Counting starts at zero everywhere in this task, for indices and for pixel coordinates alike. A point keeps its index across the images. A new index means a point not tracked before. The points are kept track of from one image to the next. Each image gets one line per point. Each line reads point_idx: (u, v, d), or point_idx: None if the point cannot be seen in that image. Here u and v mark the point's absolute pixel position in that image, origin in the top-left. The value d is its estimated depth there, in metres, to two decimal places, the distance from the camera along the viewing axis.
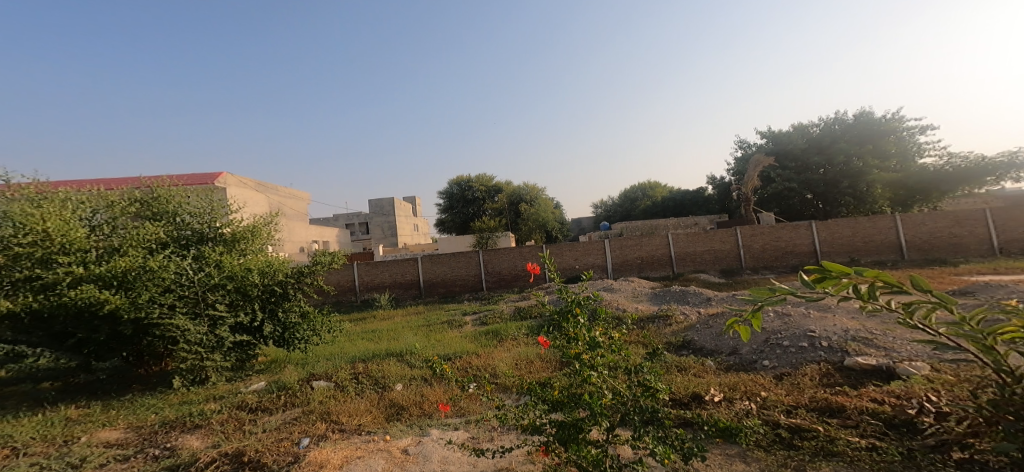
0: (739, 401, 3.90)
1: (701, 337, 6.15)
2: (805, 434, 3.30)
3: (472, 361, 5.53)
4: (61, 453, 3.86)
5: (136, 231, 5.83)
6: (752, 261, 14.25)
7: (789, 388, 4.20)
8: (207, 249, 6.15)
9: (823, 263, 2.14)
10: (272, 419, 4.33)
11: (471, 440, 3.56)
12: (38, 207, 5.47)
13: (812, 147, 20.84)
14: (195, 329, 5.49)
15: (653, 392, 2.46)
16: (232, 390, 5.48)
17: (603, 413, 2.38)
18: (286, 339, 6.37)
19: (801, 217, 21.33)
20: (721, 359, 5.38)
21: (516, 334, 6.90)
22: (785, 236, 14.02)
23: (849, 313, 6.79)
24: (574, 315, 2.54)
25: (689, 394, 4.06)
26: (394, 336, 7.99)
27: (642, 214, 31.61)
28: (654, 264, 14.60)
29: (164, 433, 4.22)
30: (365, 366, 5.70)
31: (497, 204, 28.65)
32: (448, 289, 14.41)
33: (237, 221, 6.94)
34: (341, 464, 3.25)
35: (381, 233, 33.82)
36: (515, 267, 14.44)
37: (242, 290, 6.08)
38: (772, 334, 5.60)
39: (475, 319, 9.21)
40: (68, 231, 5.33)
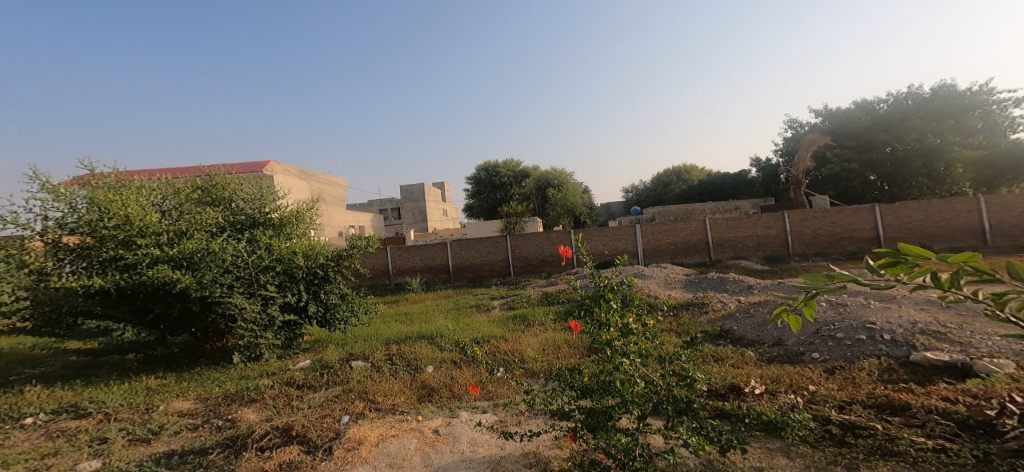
0: (783, 394, 3.74)
1: (740, 326, 5.94)
2: (860, 432, 3.13)
3: (500, 345, 5.58)
4: (144, 419, 4.22)
5: (199, 216, 6.26)
6: (802, 248, 13.55)
7: (844, 383, 3.98)
8: (259, 234, 6.54)
9: (897, 247, 1.92)
10: (316, 396, 4.57)
11: (499, 423, 3.61)
12: (118, 194, 5.93)
13: (877, 126, 19.41)
14: (251, 307, 5.86)
15: (689, 382, 2.40)
16: (280, 367, 5.80)
17: (635, 400, 2.34)
18: (327, 319, 6.67)
19: (863, 200, 19.94)
20: (763, 350, 5.16)
21: (544, 320, 6.90)
22: (842, 221, 13.19)
23: (918, 304, 6.33)
24: (606, 300, 2.51)
25: (726, 385, 3.94)
26: (425, 318, 8.20)
27: (678, 199, 30.62)
28: (689, 250, 14.16)
29: (227, 405, 4.55)
30: (399, 348, 5.89)
31: (525, 189, 28.79)
32: (476, 274, 14.58)
33: (283, 206, 7.32)
34: (377, 441, 3.39)
35: (413, 218, 34.51)
36: (542, 252, 14.39)
37: (288, 272, 6.41)
38: (824, 325, 5.32)
39: (503, 304, 9.30)
40: (144, 216, 5.75)
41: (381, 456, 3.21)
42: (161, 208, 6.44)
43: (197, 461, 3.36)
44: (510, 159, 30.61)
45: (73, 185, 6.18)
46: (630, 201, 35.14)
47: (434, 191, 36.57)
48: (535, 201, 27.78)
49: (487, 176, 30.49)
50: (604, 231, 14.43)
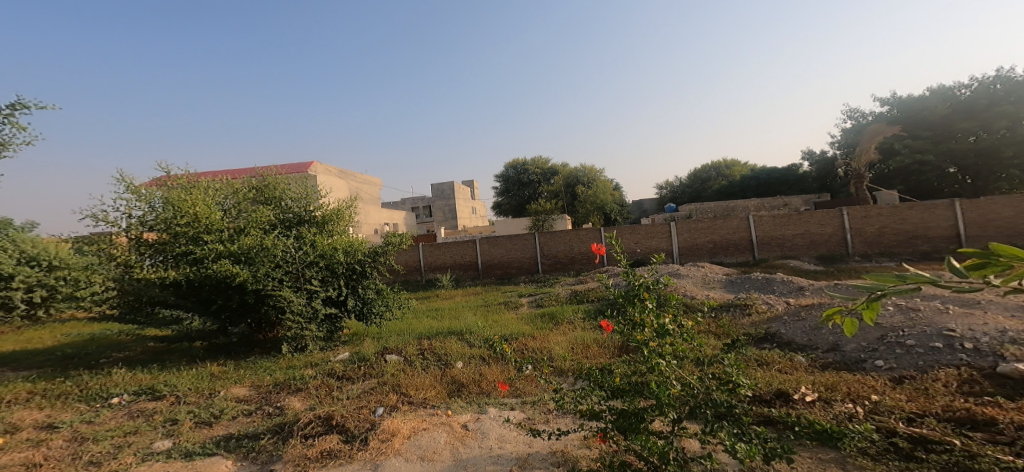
0: (839, 403, 3.51)
1: (789, 330, 5.63)
2: (933, 446, 2.88)
3: (529, 343, 5.57)
4: (207, 403, 4.55)
5: (254, 214, 6.68)
6: (864, 247, 12.63)
7: (914, 394, 3.67)
8: (304, 231, 6.88)
9: (995, 245, 1.55)
10: (353, 388, 4.74)
11: (527, 420, 3.62)
12: (187, 193, 6.44)
13: (958, 113, 17.62)
14: (298, 300, 6.19)
15: (733, 386, 2.29)
16: (321, 358, 6.06)
17: (672, 404, 2.28)
18: (364, 313, 6.82)
19: (936, 194, 18.30)
20: (817, 356, 4.85)
21: (572, 318, 6.87)
22: (912, 218, 12.19)
23: (1008, 310, 5.71)
24: (641, 299, 2.43)
25: (772, 391, 3.74)
26: (454, 314, 8.34)
27: (717, 195, 29.47)
28: (729, 249, 13.52)
29: (276, 393, 4.82)
30: (430, 343, 6.01)
31: (553, 186, 29.05)
32: (505, 271, 14.64)
33: (325, 204, 7.64)
34: (409, 434, 3.47)
35: (443, 216, 35.18)
36: (572, 250, 14.30)
37: (331, 268, 6.70)
38: (892, 331, 4.93)
39: (531, 301, 9.30)
40: (209, 214, 6.20)
41: (413, 448, 3.28)
42: (223, 207, 6.92)
43: (250, 445, 3.56)
44: (538, 157, 31.21)
45: (152, 187, 6.75)
46: (664, 198, 34.30)
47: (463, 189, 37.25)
48: (563, 198, 27.96)
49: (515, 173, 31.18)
50: (637, 228, 13.99)
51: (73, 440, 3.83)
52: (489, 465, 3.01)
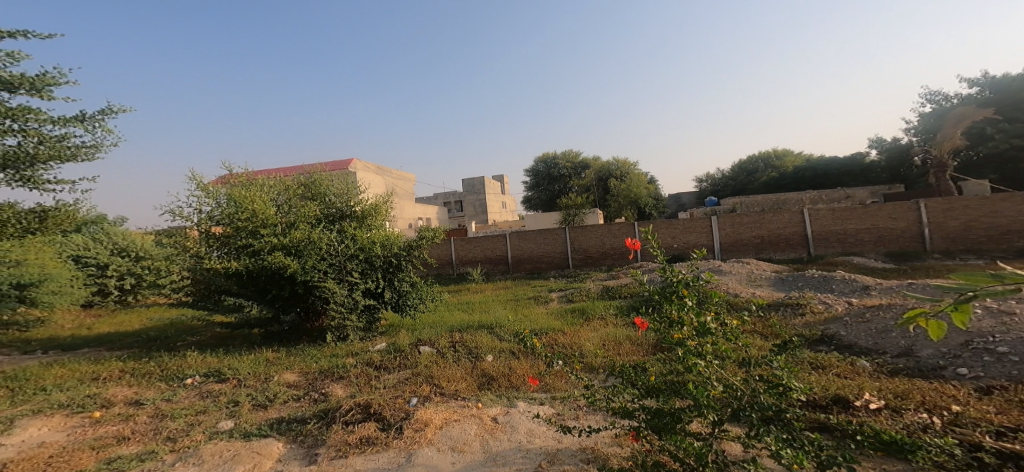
0: (909, 412, 3.27)
1: (850, 332, 5.25)
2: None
3: (559, 337, 5.64)
4: (262, 388, 4.87)
5: (303, 210, 7.07)
6: (946, 243, 11.64)
7: (1000, 405, 3.32)
8: (346, 225, 7.14)
9: None
10: (390, 377, 4.89)
11: (557, 416, 3.67)
12: (246, 191, 6.90)
13: None
14: (340, 292, 6.46)
15: (783, 390, 2.28)
16: (360, 348, 6.27)
17: (713, 406, 2.26)
18: (400, 305, 7.16)
19: None
20: (883, 361, 4.48)
21: (604, 313, 6.91)
22: (1007, 211, 11.11)
23: None
24: (680, 296, 2.38)
25: (829, 396, 3.57)
26: (485, 307, 8.50)
27: (764, 188, 28.00)
28: (779, 245, 12.97)
29: (322, 380, 5.07)
30: (461, 336, 6.14)
31: (583, 180, 28.48)
32: (535, 265, 14.62)
33: (365, 200, 7.89)
34: (441, 424, 3.58)
35: (473, 211, 36.33)
36: (603, 245, 14.16)
37: (369, 261, 6.94)
38: (979, 336, 4.44)
39: (560, 296, 9.35)
40: (263, 210, 6.59)
41: (444, 439, 3.38)
42: (276, 203, 7.35)
43: (298, 429, 3.76)
44: (569, 150, 31.03)
45: (218, 185, 7.28)
46: (704, 190, 33.03)
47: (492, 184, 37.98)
48: (595, 191, 27.55)
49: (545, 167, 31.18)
50: (676, 223, 13.65)
51: (153, 417, 4.24)
52: (518, 459, 3.08)
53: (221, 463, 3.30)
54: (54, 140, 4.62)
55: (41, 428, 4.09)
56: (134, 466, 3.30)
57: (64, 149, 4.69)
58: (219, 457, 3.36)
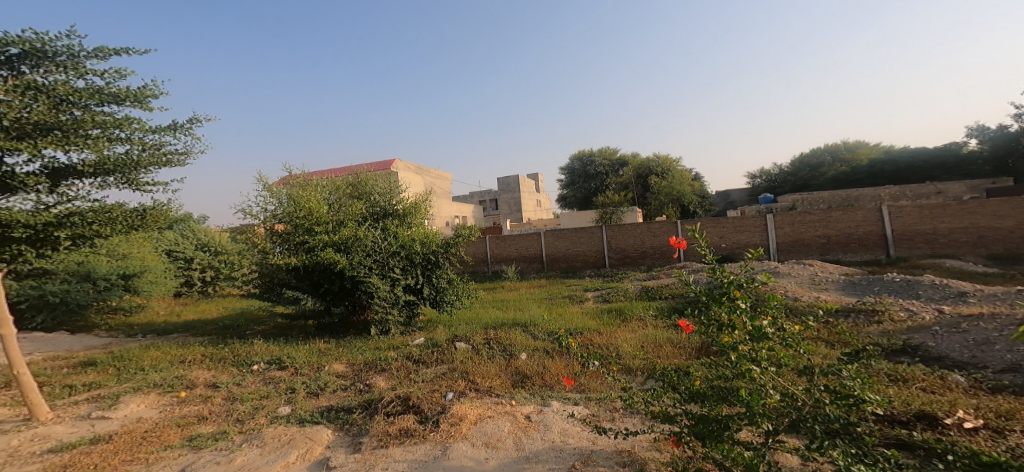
0: (1012, 434, 2.96)
1: (942, 343, 4.73)
2: None
3: (594, 338, 5.67)
4: (314, 377, 5.15)
5: (351, 208, 7.43)
6: None
7: None
8: (389, 223, 7.42)
9: None
10: (427, 372, 5.00)
11: (592, 417, 3.68)
12: (302, 192, 7.33)
13: None
14: (383, 287, 6.73)
15: (855, 402, 2.23)
16: (400, 342, 6.43)
17: (766, 413, 2.34)
18: (438, 301, 7.32)
19: None
20: (982, 375, 4.00)
21: (642, 315, 6.87)
22: None
23: None
24: (731, 297, 2.44)
25: (912, 412, 3.28)
26: (519, 305, 8.55)
27: (833, 183, 25.91)
28: (851, 246, 12.06)
29: (366, 371, 5.26)
30: (495, 333, 6.22)
31: (621, 179, 27.53)
32: (570, 264, 14.74)
33: (405, 199, 8.14)
34: (475, 420, 3.64)
35: (508, 209, 37.13)
36: (643, 245, 13.89)
37: (409, 258, 7.15)
38: None
39: (597, 296, 9.28)
40: (317, 209, 6.98)
41: (478, 434, 3.44)
42: (328, 202, 7.75)
43: (344, 417, 3.94)
44: (608, 148, 30.38)
45: (280, 186, 7.79)
46: (760, 185, 31.12)
47: (527, 183, 38.24)
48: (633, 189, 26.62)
49: (581, 165, 30.64)
50: (725, 222, 13.24)
51: (226, 399, 4.64)
52: (553, 458, 3.10)
53: (277, 447, 3.51)
54: (153, 148, 5.14)
55: (140, 405, 4.62)
56: (210, 444, 3.62)
57: (161, 155, 5.21)
58: (278, 440, 3.61)
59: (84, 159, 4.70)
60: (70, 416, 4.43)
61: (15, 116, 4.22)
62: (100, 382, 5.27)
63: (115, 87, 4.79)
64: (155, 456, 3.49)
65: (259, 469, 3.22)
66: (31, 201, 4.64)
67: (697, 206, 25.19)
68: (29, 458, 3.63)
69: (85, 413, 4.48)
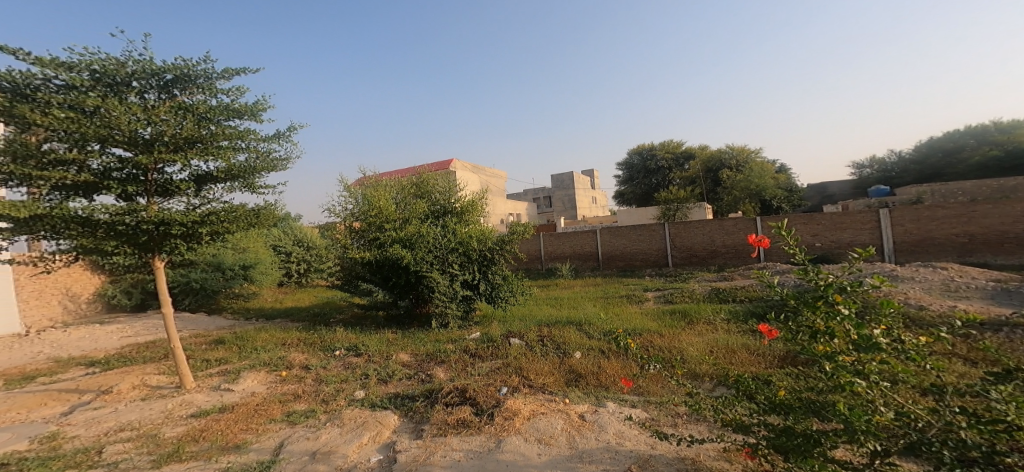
0: None
1: None
2: None
3: (655, 340, 5.47)
4: (383, 365, 5.45)
5: (415, 207, 7.78)
6: None
7: None
8: (449, 221, 7.67)
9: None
10: (483, 365, 5.09)
11: (651, 421, 3.56)
12: (374, 191, 7.76)
13: None
14: (443, 282, 7.00)
15: (1002, 430, 1.93)
16: (459, 335, 6.62)
17: (872, 431, 2.12)
18: (493, 296, 7.48)
19: None
20: None
21: (710, 318, 6.47)
22: None
23: None
24: (829, 302, 2.19)
25: None
26: (573, 303, 8.46)
27: (973, 171, 22.39)
28: (1004, 246, 10.34)
29: (427, 362, 5.48)
30: (549, 330, 6.19)
31: (688, 171, 25.96)
32: (628, 263, 14.35)
33: (463, 196, 8.36)
34: (529, 416, 3.67)
35: (563, 206, 36.67)
36: (712, 243, 13.02)
37: (466, 254, 7.36)
38: None
39: (658, 296, 8.88)
40: (385, 208, 7.41)
41: (532, 430, 3.46)
42: (397, 201, 8.14)
43: (408, 405, 4.16)
44: (670, 141, 28.62)
45: (357, 186, 8.32)
46: (872, 176, 27.77)
47: (582, 179, 37.76)
48: (702, 184, 24.97)
49: (640, 160, 29.12)
50: (819, 219, 12.08)
51: (316, 380, 5.10)
52: (606, 459, 3.05)
53: (353, 428, 3.79)
54: (265, 155, 5.76)
55: (254, 380, 5.23)
56: (302, 421, 4.01)
57: (272, 161, 5.83)
58: (353, 421, 3.89)
59: (217, 167, 5.40)
60: (206, 386, 5.14)
61: (172, 133, 4.96)
62: (227, 358, 6.06)
63: (237, 104, 5.41)
64: (263, 428, 3.94)
65: (338, 447, 3.49)
66: (183, 202, 5.43)
67: (784, 201, 23.10)
68: (177, 420, 4.27)
69: (217, 385, 5.18)
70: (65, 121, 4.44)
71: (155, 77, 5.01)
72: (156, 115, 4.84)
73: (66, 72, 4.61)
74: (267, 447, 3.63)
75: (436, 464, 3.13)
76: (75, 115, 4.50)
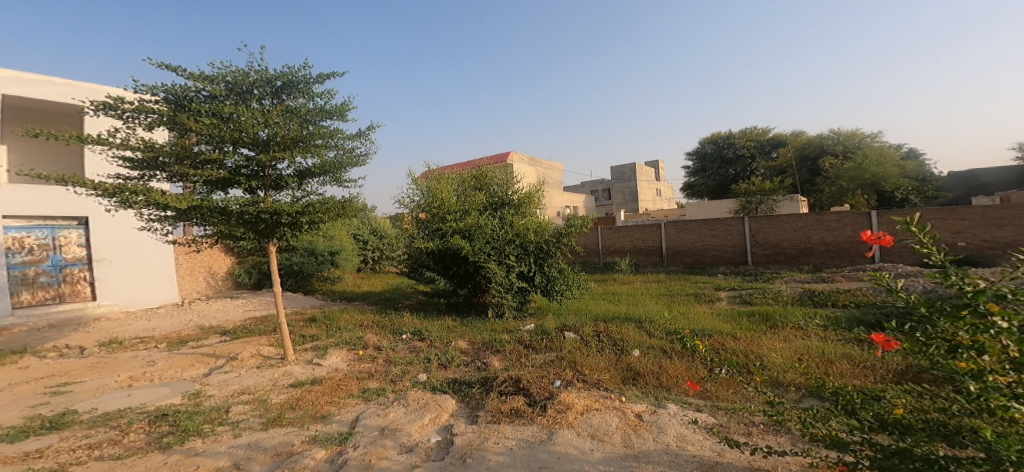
0: None
1: None
2: None
3: (727, 343, 5.17)
4: (442, 351, 5.63)
5: (473, 199, 7.91)
6: None
7: None
8: (506, 213, 7.76)
9: None
10: (537, 357, 5.09)
11: (720, 428, 3.38)
12: (436, 183, 8.01)
13: None
14: (500, 273, 7.10)
15: None
16: (513, 326, 6.67)
17: None
18: (549, 289, 7.46)
19: None
20: None
21: (802, 323, 5.97)
22: None
23: None
24: (977, 313, 1.91)
25: None
26: (633, 300, 8.21)
27: None
28: None
29: (482, 350, 5.59)
30: (607, 326, 6.06)
31: (777, 161, 24.04)
32: (697, 260, 13.72)
33: (520, 189, 8.41)
34: (582, 411, 3.64)
35: (623, 199, 35.67)
36: (808, 240, 11.91)
37: (523, 246, 7.39)
38: None
39: (733, 296, 8.35)
40: (445, 200, 7.62)
41: (585, 425, 3.43)
42: (457, 192, 8.34)
43: (464, 391, 4.27)
44: (753, 127, 26.89)
45: (424, 178, 8.59)
46: None
47: (646, 171, 36.57)
48: (794, 175, 22.87)
49: (715, 148, 27.62)
50: (965, 214, 10.78)
51: (386, 361, 5.41)
52: (665, 461, 2.96)
53: (415, 409, 3.97)
54: (350, 152, 6.16)
55: (338, 357, 5.65)
56: (371, 398, 4.28)
57: (354, 158, 6.21)
58: (414, 403, 4.07)
59: (313, 165, 5.86)
60: (303, 359, 5.64)
61: (283, 135, 5.44)
62: (319, 335, 6.60)
63: (329, 106, 5.81)
64: (339, 402, 4.25)
65: (402, 426, 3.68)
66: (290, 195, 5.96)
67: (912, 193, 20.26)
68: (281, 388, 4.74)
69: (309, 359, 5.66)
70: (208, 126, 5.04)
71: (269, 85, 5.54)
72: (271, 118, 5.34)
73: (209, 84, 5.23)
74: (345, 420, 3.92)
75: (489, 451, 3.20)
76: (217, 121, 5.11)
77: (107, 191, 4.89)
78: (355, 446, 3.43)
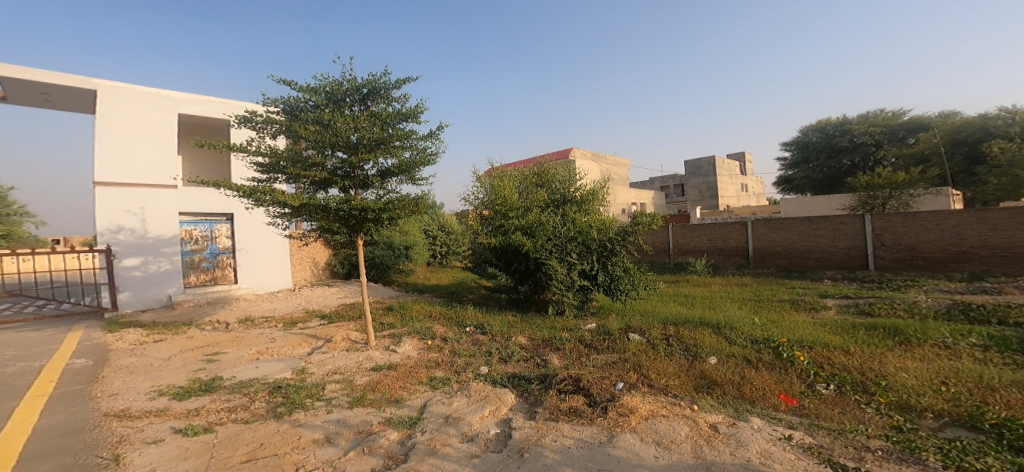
0: None
1: None
2: None
3: (834, 357, 4.79)
4: (504, 345, 5.70)
5: (535, 197, 7.92)
6: None
7: None
8: (569, 211, 7.68)
9: None
10: (598, 358, 5.00)
11: (822, 449, 3.14)
12: (498, 181, 8.12)
13: None
14: (561, 270, 7.04)
15: None
16: (574, 324, 6.61)
17: None
18: (612, 288, 7.29)
19: None
20: None
21: (948, 340, 5.39)
22: None
23: None
24: None
25: None
26: (711, 304, 7.77)
27: None
28: None
29: (543, 347, 5.59)
30: (676, 330, 5.81)
31: (919, 145, 20.91)
32: (793, 262, 12.85)
33: (584, 186, 8.29)
34: (647, 416, 3.55)
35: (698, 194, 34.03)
36: (948, 244, 10.61)
37: (586, 244, 7.26)
38: None
39: (844, 305, 7.65)
40: (506, 198, 7.71)
41: (649, 430, 3.34)
42: (519, 189, 8.41)
43: (524, 386, 4.30)
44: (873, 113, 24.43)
45: (486, 176, 8.73)
46: None
47: (727, 165, 34.46)
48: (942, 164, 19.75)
49: (827, 137, 25.39)
50: None
51: (450, 352, 5.57)
52: None
53: (477, 400, 4.07)
54: (424, 152, 6.38)
55: (410, 345, 5.91)
56: (439, 387, 4.44)
57: (427, 157, 6.43)
58: (475, 394, 4.17)
59: (392, 165, 6.15)
60: (383, 345, 5.97)
61: (370, 137, 5.77)
62: (394, 324, 6.94)
63: (406, 109, 6.06)
64: (410, 388, 4.46)
65: (464, 416, 3.78)
66: (376, 193, 6.28)
67: None
68: (364, 371, 5.05)
69: (387, 346, 5.97)
70: (314, 134, 5.56)
71: (357, 93, 5.89)
72: (360, 123, 5.66)
73: (314, 96, 5.69)
74: (415, 405, 4.10)
75: (548, 447, 3.21)
76: (321, 128, 5.62)
77: (246, 193, 5.53)
78: (423, 431, 3.58)
